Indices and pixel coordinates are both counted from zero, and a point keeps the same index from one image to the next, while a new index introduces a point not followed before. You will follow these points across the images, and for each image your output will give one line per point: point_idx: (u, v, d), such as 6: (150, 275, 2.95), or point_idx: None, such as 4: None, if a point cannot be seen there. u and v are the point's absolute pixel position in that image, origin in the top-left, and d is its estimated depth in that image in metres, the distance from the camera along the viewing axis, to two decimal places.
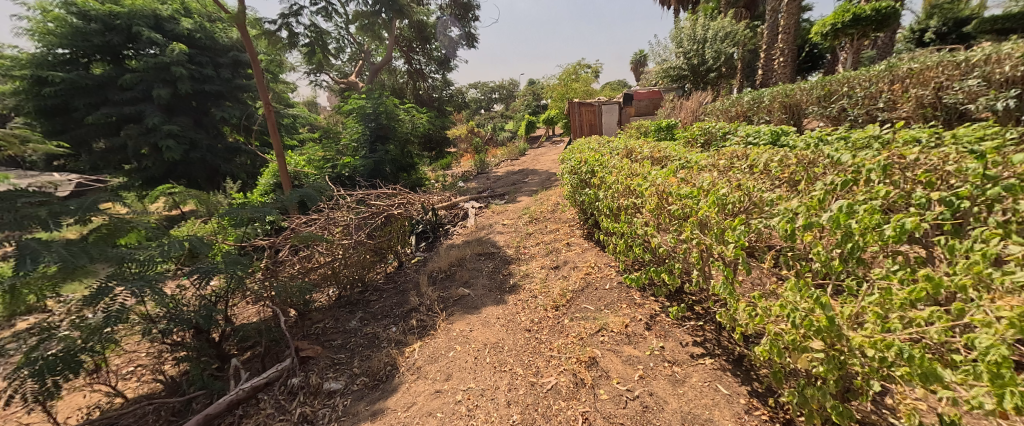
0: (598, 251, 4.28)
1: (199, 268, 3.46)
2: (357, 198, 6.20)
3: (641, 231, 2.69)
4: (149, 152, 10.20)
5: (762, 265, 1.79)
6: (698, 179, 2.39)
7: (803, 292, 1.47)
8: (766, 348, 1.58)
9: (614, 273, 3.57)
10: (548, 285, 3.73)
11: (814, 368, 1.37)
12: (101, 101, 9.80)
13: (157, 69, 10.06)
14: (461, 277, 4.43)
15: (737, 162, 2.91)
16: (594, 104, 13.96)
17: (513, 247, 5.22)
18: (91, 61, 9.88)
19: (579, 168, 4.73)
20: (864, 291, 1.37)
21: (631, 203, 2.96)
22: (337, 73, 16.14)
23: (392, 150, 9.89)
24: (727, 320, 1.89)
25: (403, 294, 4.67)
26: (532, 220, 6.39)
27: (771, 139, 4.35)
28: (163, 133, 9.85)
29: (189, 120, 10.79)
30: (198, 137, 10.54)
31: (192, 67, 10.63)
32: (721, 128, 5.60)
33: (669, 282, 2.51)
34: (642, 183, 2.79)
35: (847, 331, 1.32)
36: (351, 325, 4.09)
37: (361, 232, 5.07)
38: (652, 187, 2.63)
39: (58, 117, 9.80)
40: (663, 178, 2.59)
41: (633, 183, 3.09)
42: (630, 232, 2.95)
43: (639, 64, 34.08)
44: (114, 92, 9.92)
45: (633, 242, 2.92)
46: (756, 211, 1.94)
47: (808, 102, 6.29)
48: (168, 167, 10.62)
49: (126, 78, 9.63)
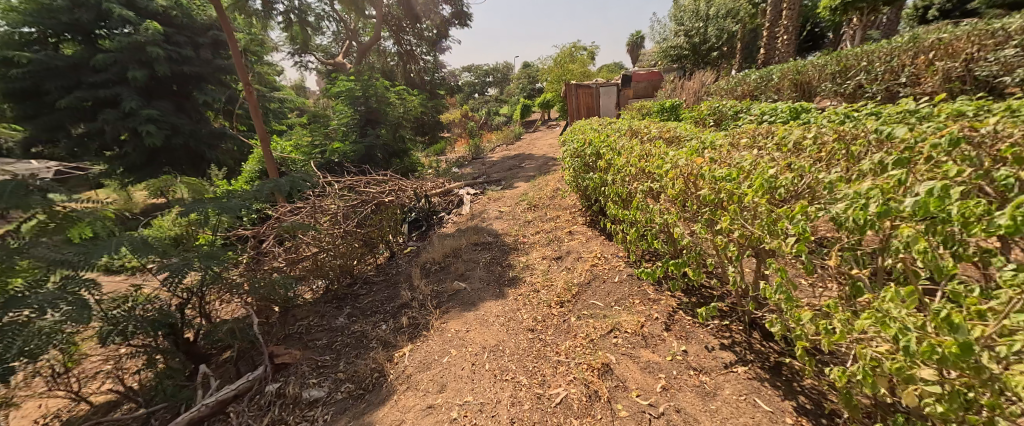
0: (603, 240, 4.00)
1: (171, 265, 3.13)
2: (346, 185, 5.94)
3: (661, 221, 2.38)
4: (129, 137, 9.69)
5: (825, 264, 1.49)
6: (733, 158, 2.06)
7: (908, 304, 1.18)
8: (846, 373, 1.32)
9: (623, 264, 3.29)
10: (550, 277, 3.44)
11: (927, 406, 1.13)
12: (74, 84, 9.22)
13: (132, 49, 9.46)
14: (457, 269, 4.10)
15: (763, 141, 2.61)
16: (592, 86, 13.47)
17: (512, 236, 4.93)
18: (61, 41, 9.25)
19: (582, 151, 4.39)
20: (1001, 305, 1.08)
21: (644, 188, 2.63)
22: (324, 55, 15.52)
23: (385, 134, 9.47)
24: (781, 330, 1.61)
25: (395, 287, 4.36)
26: (530, 206, 6.07)
27: (790, 118, 4.03)
28: (142, 119, 9.35)
29: (170, 105, 10.29)
30: (179, 122, 10.03)
31: (170, 47, 10.04)
32: (732, 106, 5.25)
33: (696, 279, 2.24)
34: (659, 165, 2.48)
35: (987, 363, 1.05)
36: (337, 322, 3.79)
37: (350, 221, 4.84)
38: (674, 170, 2.30)
39: (28, 99, 9.16)
40: (687, 157, 2.25)
41: (648, 161, 2.76)
42: (645, 220, 2.64)
43: (637, 46, 33.22)
44: (87, 74, 9.31)
45: (649, 233, 2.62)
46: (810, 197, 1.62)
47: (820, 79, 5.99)
48: (150, 154, 10.10)
49: (98, 59, 9.03)
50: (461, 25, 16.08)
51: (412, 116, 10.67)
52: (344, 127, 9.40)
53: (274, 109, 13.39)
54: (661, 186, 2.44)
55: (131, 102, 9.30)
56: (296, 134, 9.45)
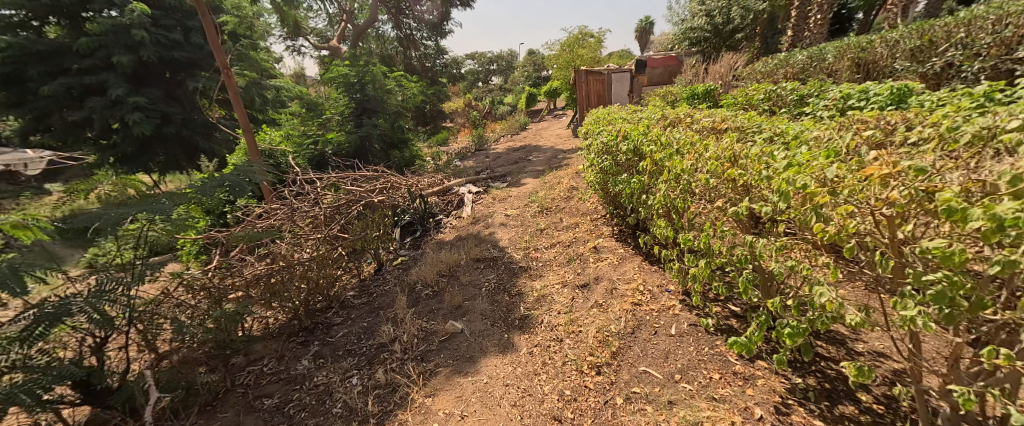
0: (640, 261, 3.11)
1: (48, 310, 2.27)
2: (330, 183, 5.32)
3: (783, 273, 1.49)
4: (120, 127, 8.79)
5: None
6: (963, 180, 1.21)
7: None
8: None
9: (677, 307, 2.40)
10: (578, 320, 2.56)
11: None
12: (58, 71, 8.32)
13: (118, 34, 8.57)
14: (452, 300, 3.18)
15: (909, 133, 1.72)
16: (603, 72, 11.99)
17: (521, 249, 4.05)
18: (45, 25, 8.37)
19: (614, 145, 3.43)
20: None
21: (740, 213, 1.68)
22: (317, 39, 14.60)
23: (381, 123, 8.61)
24: None
25: (378, 315, 3.52)
26: (542, 210, 5.15)
27: (892, 102, 3.12)
28: (130, 107, 8.48)
29: (161, 92, 9.44)
30: (171, 110, 9.16)
31: (157, 30, 9.10)
32: (794, 88, 4.32)
33: (859, 382, 1.35)
34: (773, 179, 1.56)
35: None
36: (299, 368, 2.94)
37: (335, 223, 4.35)
38: (817, 187, 1.39)
39: (11, 86, 8.29)
40: (839, 167, 1.35)
41: (746, 167, 1.83)
42: (740, 261, 1.74)
43: (645, 32, 31.64)
44: (72, 60, 8.39)
45: (746, 279, 1.73)
46: None
47: (892, 56, 5.08)
48: (142, 144, 9.21)
49: (81, 43, 8.09)
50: (464, 6, 15.03)
51: (412, 105, 9.75)
52: (337, 116, 8.47)
53: (268, 98, 12.54)
54: (783, 214, 1.55)
55: (117, 89, 8.42)
56: (287, 122, 8.55)
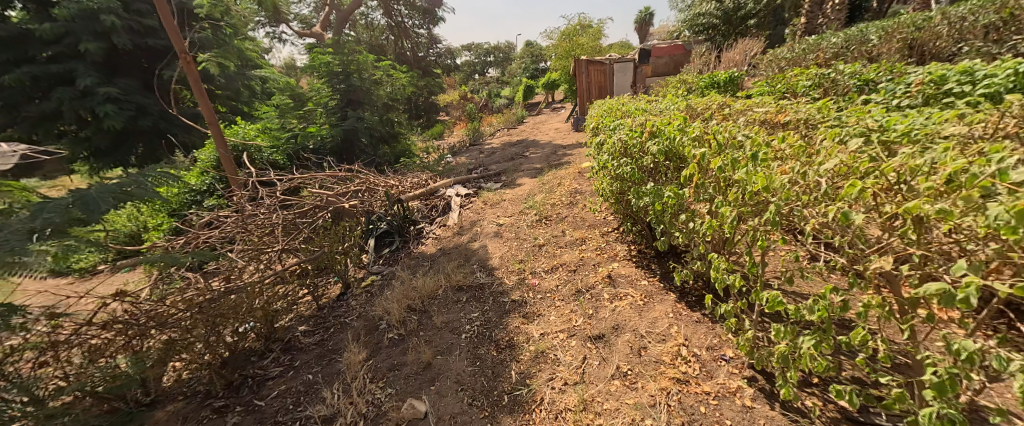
0: (676, 303, 2.29)
1: None
2: (294, 185, 4.47)
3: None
4: (90, 120, 7.72)
5: None
6: None
7: None
8: None
9: (749, 393, 1.63)
10: (597, 407, 1.76)
11: None
12: (22, 59, 7.25)
13: (87, 20, 7.50)
14: (423, 353, 2.35)
15: None
16: (604, 61, 11.05)
17: (517, 272, 3.21)
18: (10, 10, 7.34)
19: (636, 144, 2.58)
20: None
21: (969, 302, 0.97)
22: (298, 24, 13.51)
23: (367, 115, 7.68)
24: None
25: (329, 364, 2.71)
26: (541, 219, 4.31)
27: (1018, 85, 2.35)
28: (101, 99, 7.41)
29: (138, 83, 8.34)
30: (147, 102, 8.10)
31: (129, 14, 7.97)
32: (854, 71, 3.53)
33: None
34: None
35: None
36: None
37: (291, 237, 3.49)
38: None
39: None
40: None
41: (947, 199, 1.11)
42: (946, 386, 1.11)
43: (645, 22, 30.45)
44: (36, 47, 7.31)
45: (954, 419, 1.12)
46: None
47: (959, 36, 4.29)
48: (117, 137, 8.12)
49: (43, 29, 7.04)
50: None
51: (400, 97, 8.85)
52: (320, 108, 7.57)
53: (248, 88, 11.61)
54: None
55: (86, 79, 7.34)
56: (264, 115, 7.66)
